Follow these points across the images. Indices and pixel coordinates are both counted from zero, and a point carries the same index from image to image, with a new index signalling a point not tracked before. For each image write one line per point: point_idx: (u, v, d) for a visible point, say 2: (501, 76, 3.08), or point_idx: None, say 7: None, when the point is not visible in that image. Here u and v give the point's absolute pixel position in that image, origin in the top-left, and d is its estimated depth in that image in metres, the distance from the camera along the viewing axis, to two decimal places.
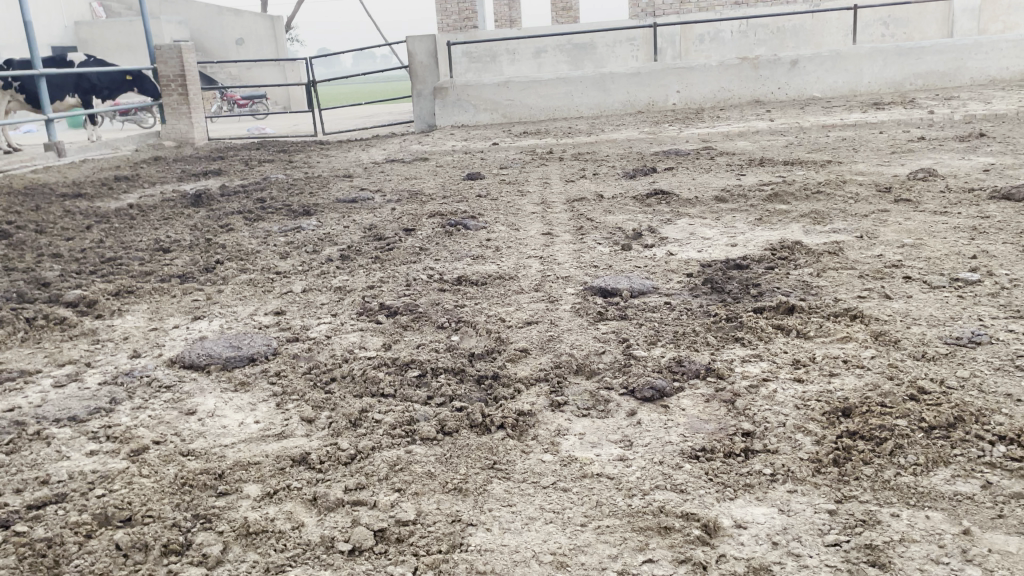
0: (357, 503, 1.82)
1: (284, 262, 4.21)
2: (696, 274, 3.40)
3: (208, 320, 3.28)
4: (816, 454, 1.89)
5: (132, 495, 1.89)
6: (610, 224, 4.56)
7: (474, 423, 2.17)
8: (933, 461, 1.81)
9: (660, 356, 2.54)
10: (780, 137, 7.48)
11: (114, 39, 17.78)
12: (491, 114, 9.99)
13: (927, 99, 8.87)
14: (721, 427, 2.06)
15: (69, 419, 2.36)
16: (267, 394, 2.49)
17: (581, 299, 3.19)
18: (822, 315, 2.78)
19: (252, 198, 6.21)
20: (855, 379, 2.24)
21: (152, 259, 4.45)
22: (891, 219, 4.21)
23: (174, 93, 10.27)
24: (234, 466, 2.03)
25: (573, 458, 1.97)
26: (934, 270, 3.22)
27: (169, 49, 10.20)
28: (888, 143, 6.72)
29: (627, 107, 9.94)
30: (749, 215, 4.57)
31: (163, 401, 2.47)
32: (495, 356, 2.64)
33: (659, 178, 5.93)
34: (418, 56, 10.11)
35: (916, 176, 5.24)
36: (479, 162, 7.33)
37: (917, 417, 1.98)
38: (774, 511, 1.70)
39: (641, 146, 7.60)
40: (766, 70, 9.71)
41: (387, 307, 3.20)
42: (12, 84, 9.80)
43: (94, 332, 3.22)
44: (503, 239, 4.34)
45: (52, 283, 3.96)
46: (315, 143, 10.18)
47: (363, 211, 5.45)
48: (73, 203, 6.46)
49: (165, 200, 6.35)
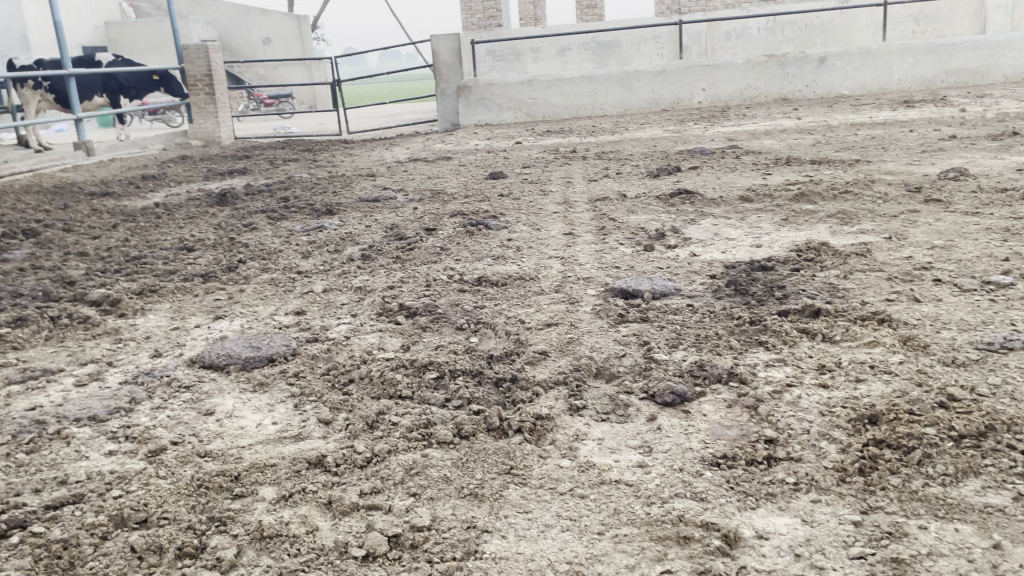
0: (372, 508, 1.80)
1: (306, 261, 4.22)
2: (720, 275, 3.35)
3: (229, 320, 3.29)
4: (841, 463, 1.84)
5: (148, 497, 1.89)
6: (633, 223, 4.52)
7: (491, 427, 2.15)
8: (963, 472, 1.75)
9: (681, 359, 2.50)
10: (807, 136, 7.38)
11: (143, 39, 17.99)
12: (515, 113, 9.96)
13: (959, 96, 8.71)
14: (743, 433, 2.02)
15: (89, 419, 2.37)
16: (285, 395, 2.49)
17: (602, 300, 3.15)
18: (848, 319, 2.72)
19: (276, 197, 6.24)
20: (882, 385, 2.19)
21: (176, 257, 4.48)
22: (921, 219, 4.12)
23: (202, 92, 10.35)
24: (250, 467, 2.02)
25: (590, 464, 1.94)
26: (965, 273, 3.14)
27: (196, 49, 10.29)
28: (918, 142, 6.60)
29: (651, 106, 9.86)
30: (775, 215, 4.50)
31: (182, 402, 2.47)
32: (513, 359, 2.61)
33: (684, 178, 5.87)
34: (442, 55, 10.11)
35: (948, 176, 5.14)
36: (502, 161, 7.31)
37: (946, 425, 1.92)
38: (797, 521, 1.65)
39: (665, 144, 7.54)
40: (794, 67, 9.59)
41: (406, 307, 3.19)
42: (42, 84, 9.94)
43: (117, 331, 3.24)
44: (524, 239, 4.31)
45: (78, 281, 4.00)
46: (340, 142, 10.21)
47: (385, 210, 5.46)
48: (100, 201, 6.54)
49: (191, 199, 6.41)
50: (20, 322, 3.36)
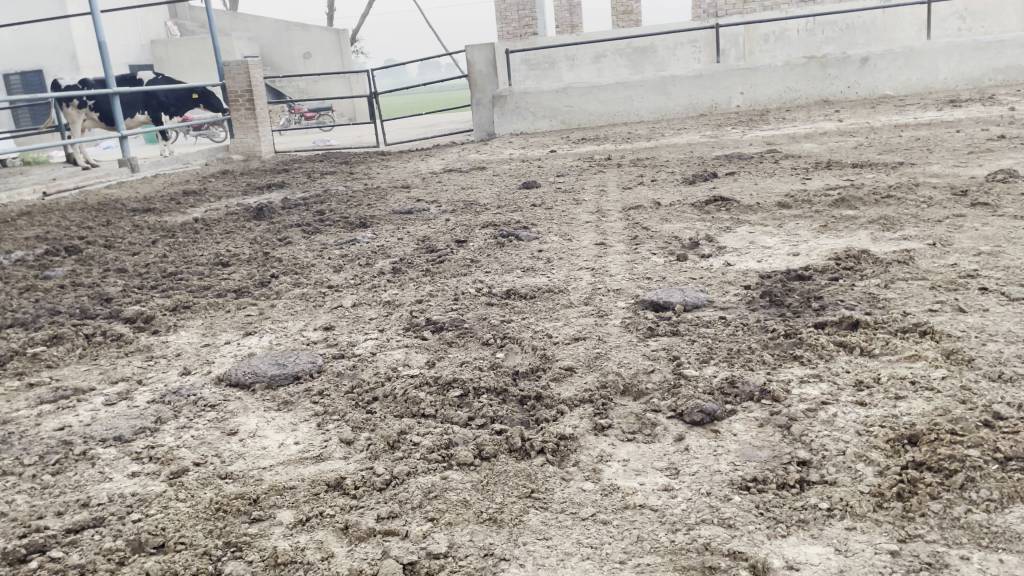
0: (389, 533, 1.76)
1: (337, 275, 4.22)
2: (755, 286, 3.26)
3: (258, 336, 3.29)
4: (878, 487, 1.74)
5: (166, 520, 1.88)
6: (666, 232, 4.44)
7: (513, 447, 2.10)
8: (1009, 497, 1.64)
9: (711, 375, 2.41)
10: (849, 138, 7.19)
11: (186, 57, 18.37)
12: (550, 121, 9.92)
13: (1009, 95, 8.43)
14: (775, 455, 1.94)
15: (115, 439, 2.38)
16: (309, 413, 2.47)
17: (632, 313, 3.09)
18: (888, 331, 2.61)
19: (312, 210, 6.28)
20: (923, 403, 2.08)
21: (211, 273, 4.53)
22: (967, 224, 3.97)
23: (242, 108, 10.50)
24: (268, 490, 2.00)
25: (614, 488, 1.88)
26: (1013, 281, 3.00)
27: (236, 66, 10.44)
28: (965, 143, 6.39)
29: (688, 111, 9.74)
30: (814, 222, 4.37)
31: (206, 421, 2.47)
32: (539, 375, 2.56)
33: (721, 184, 5.75)
34: (477, 65, 10.13)
35: (996, 178, 4.96)
36: (536, 170, 7.27)
37: (991, 446, 1.82)
38: (830, 550, 1.57)
39: (702, 150, 7.42)
40: (835, 69, 9.40)
41: (433, 322, 3.16)
42: (87, 104, 10.18)
43: (149, 348, 3.26)
44: (555, 250, 4.26)
45: (114, 298, 4.06)
46: (376, 154, 10.26)
47: (418, 222, 5.46)
48: (142, 217, 6.65)
49: (229, 214, 6.48)
50: (56, 340, 3.41)
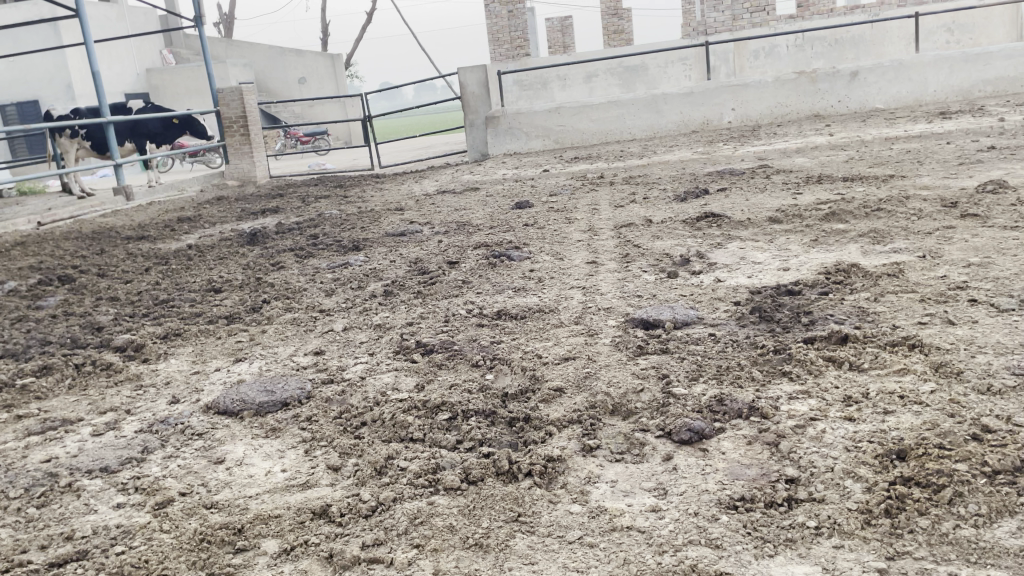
0: (374, 561, 1.75)
1: (329, 299, 4.21)
2: (745, 301, 3.25)
3: (248, 362, 3.28)
4: (866, 504, 1.73)
5: (150, 552, 1.87)
6: (657, 249, 4.44)
7: (500, 470, 2.08)
8: (998, 511, 1.63)
9: (701, 393, 2.40)
10: (840, 152, 7.23)
11: (182, 84, 18.48)
12: (544, 140, 9.94)
13: (998, 106, 8.49)
14: (763, 473, 1.92)
15: (101, 470, 2.37)
16: (297, 440, 2.45)
17: (622, 331, 3.08)
18: (877, 344, 2.61)
19: (305, 235, 6.29)
20: (912, 417, 2.07)
21: (203, 299, 4.52)
22: (957, 236, 3.97)
23: (237, 133, 10.53)
24: (254, 519, 1.98)
25: (601, 510, 1.86)
26: (1002, 292, 3.00)
27: (230, 92, 10.48)
28: (955, 154, 6.42)
29: (680, 128, 9.78)
30: (805, 236, 4.38)
31: (194, 450, 2.45)
32: (528, 397, 2.54)
33: (712, 200, 5.75)
34: (470, 86, 10.17)
35: (986, 188, 4.97)
36: (529, 190, 7.28)
37: (979, 460, 1.80)
38: (818, 569, 1.55)
39: (694, 167, 7.43)
40: (825, 83, 9.45)
41: (423, 345, 3.15)
42: (79, 132, 10.23)
43: (138, 376, 3.25)
44: (546, 269, 4.26)
45: (106, 326, 4.05)
46: (371, 177, 10.29)
47: (410, 244, 5.46)
48: (136, 245, 6.64)
49: (223, 240, 6.47)
50: (45, 371, 3.39)
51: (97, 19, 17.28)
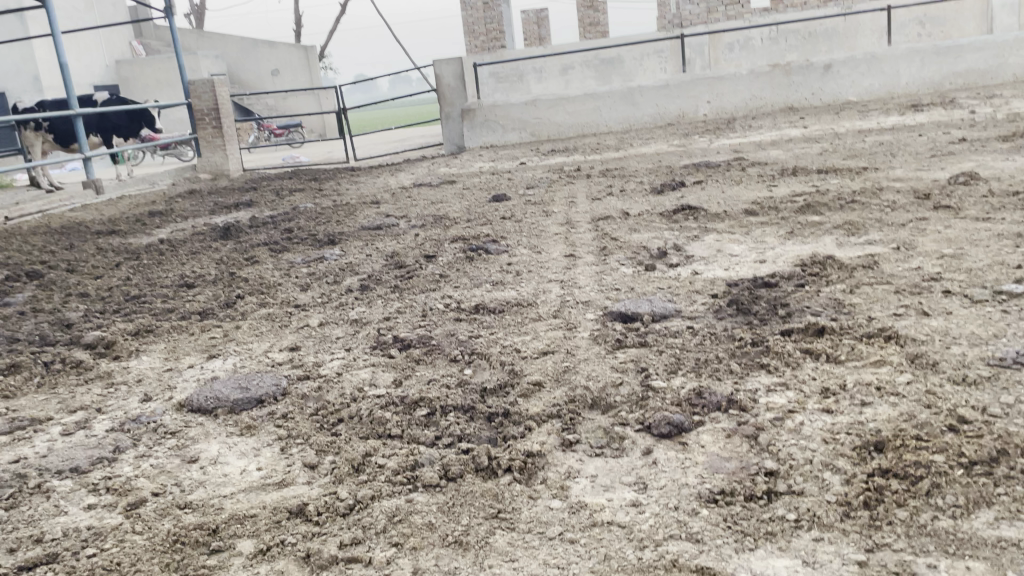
0: (352, 560, 1.73)
1: (304, 293, 4.16)
2: (722, 294, 3.25)
3: (222, 359, 3.23)
4: (845, 496, 1.73)
5: (122, 554, 1.83)
6: (635, 242, 4.44)
7: (480, 466, 2.06)
8: (975, 502, 1.64)
9: (680, 386, 2.40)
10: (814, 144, 7.28)
11: (153, 76, 18.21)
12: (520, 133, 9.91)
13: (968, 98, 8.60)
14: (742, 466, 1.92)
15: (71, 471, 2.32)
16: (272, 437, 2.41)
17: (600, 325, 3.07)
18: (854, 336, 2.62)
19: (279, 228, 6.22)
20: (888, 408, 2.08)
21: (175, 295, 4.44)
22: (930, 227, 4.01)
23: (209, 126, 10.38)
24: (229, 519, 1.95)
25: (582, 505, 1.85)
26: (976, 283, 3.03)
27: (202, 84, 10.32)
28: (926, 147, 6.49)
29: (656, 120, 9.80)
30: (780, 228, 4.40)
31: (166, 449, 2.41)
32: (507, 392, 2.52)
33: (688, 193, 5.77)
34: (445, 78, 10.09)
35: (957, 180, 5.03)
36: (506, 183, 7.25)
37: (956, 451, 1.81)
38: (798, 563, 1.55)
39: (671, 159, 7.45)
40: (799, 76, 9.52)
41: (400, 340, 3.12)
42: (43, 125, 10.01)
43: (109, 374, 3.19)
44: (524, 262, 4.24)
45: (75, 323, 3.97)
46: (347, 169, 10.19)
47: (387, 238, 5.42)
48: (106, 240, 6.53)
49: (195, 234, 6.38)
50: (13, 369, 3.32)
51: (64, 9, 16.94)
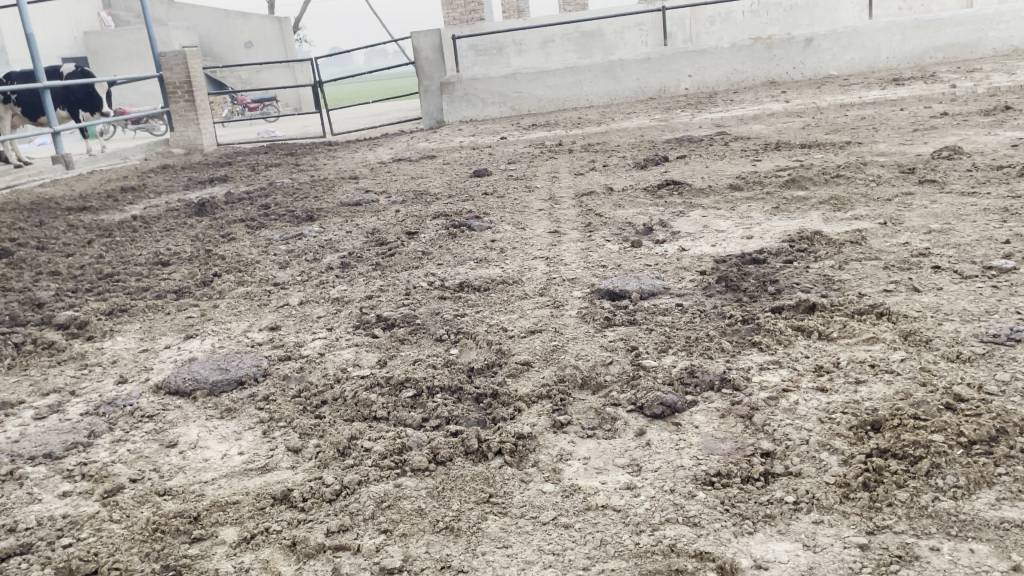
0: (340, 548, 1.67)
1: (283, 271, 4.07)
2: (710, 271, 3.21)
3: (200, 339, 3.14)
4: (844, 477, 1.70)
5: (100, 545, 1.77)
6: (620, 218, 4.39)
7: (470, 450, 2.01)
8: (976, 483, 1.61)
9: (671, 365, 2.35)
10: (797, 119, 7.24)
11: (123, 48, 17.81)
12: (499, 107, 9.79)
13: (949, 72, 8.59)
14: (738, 447, 1.88)
15: (45, 456, 2.24)
16: (254, 421, 2.34)
17: (588, 303, 3.02)
18: (845, 313, 2.59)
19: (256, 204, 6.09)
20: (884, 387, 2.05)
21: (150, 273, 4.33)
22: (916, 202, 3.99)
23: (181, 100, 10.15)
24: (211, 506, 1.89)
25: (575, 488, 1.81)
26: (965, 259, 3.00)
27: (174, 56, 10.07)
28: (908, 121, 6.47)
29: (637, 94, 9.71)
30: (766, 204, 4.36)
31: (143, 433, 2.33)
32: (495, 371, 2.47)
33: (672, 168, 5.73)
34: (423, 51, 9.90)
35: (941, 154, 5.02)
36: (487, 157, 7.16)
37: (954, 430, 1.78)
38: (798, 547, 1.52)
39: (653, 134, 7.38)
40: (780, 50, 9.46)
41: (384, 319, 3.05)
42: (10, 98, 9.73)
43: (83, 356, 3.09)
44: (508, 239, 4.18)
45: (47, 303, 3.84)
46: (323, 144, 10.02)
47: (367, 214, 5.32)
48: (77, 216, 6.36)
49: (170, 210, 6.23)
50: None
51: None
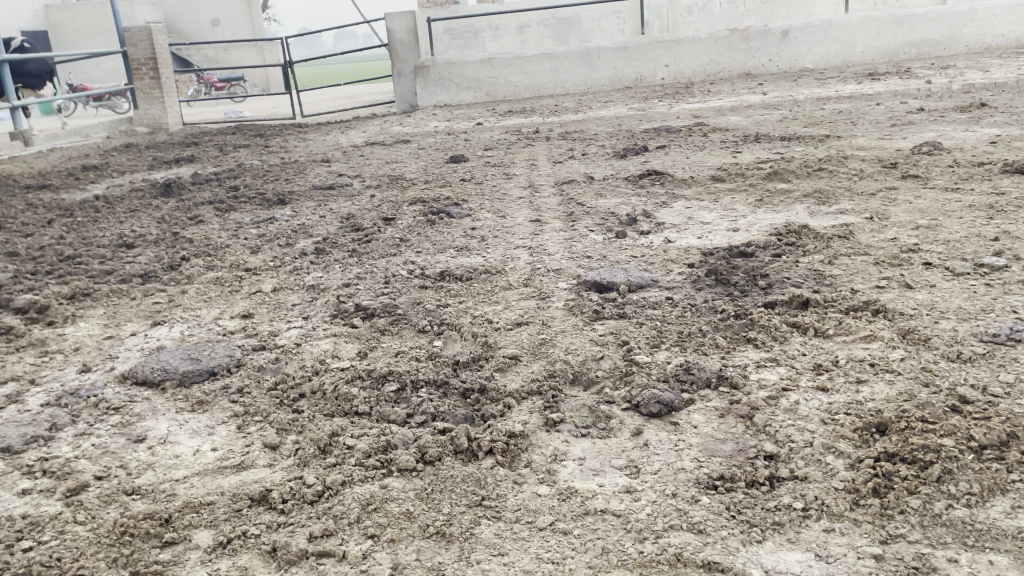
0: (323, 555, 1.57)
1: (255, 257, 3.92)
2: (698, 264, 3.14)
3: (168, 326, 2.99)
4: (853, 483, 1.64)
5: (63, 548, 1.64)
6: (602, 207, 4.30)
7: (459, 449, 1.92)
8: (989, 490, 1.56)
9: (665, 362, 2.28)
10: (774, 111, 7.20)
11: (85, 23, 17.28)
12: (474, 92, 9.64)
13: (923, 68, 8.63)
14: (739, 449, 1.82)
15: (2, 451, 2.09)
16: (227, 415, 2.22)
17: (575, 294, 2.93)
18: (839, 309, 2.53)
19: (224, 186, 5.90)
20: (885, 387, 2.00)
21: (114, 256, 4.14)
22: (900, 197, 3.96)
23: (146, 77, 9.84)
24: (183, 507, 1.77)
25: (572, 492, 1.72)
26: (955, 256, 2.97)
27: (139, 31, 9.74)
28: (886, 116, 6.46)
29: (613, 83, 9.62)
30: (749, 196, 4.30)
31: (109, 427, 2.20)
32: (481, 365, 2.38)
33: (652, 158, 5.65)
34: (396, 34, 9.63)
35: (921, 150, 5.00)
36: (463, 143, 7.03)
37: (964, 435, 1.73)
38: (810, 557, 1.45)
39: (630, 123, 7.29)
40: (757, 41, 9.44)
41: (363, 308, 2.93)
42: None
43: (43, 342, 2.93)
44: (488, 227, 4.07)
45: (3, 285, 3.65)
46: (293, 126, 9.78)
47: (340, 198, 5.16)
48: (36, 195, 6.11)
49: (134, 190, 6.00)
50: None
51: None
